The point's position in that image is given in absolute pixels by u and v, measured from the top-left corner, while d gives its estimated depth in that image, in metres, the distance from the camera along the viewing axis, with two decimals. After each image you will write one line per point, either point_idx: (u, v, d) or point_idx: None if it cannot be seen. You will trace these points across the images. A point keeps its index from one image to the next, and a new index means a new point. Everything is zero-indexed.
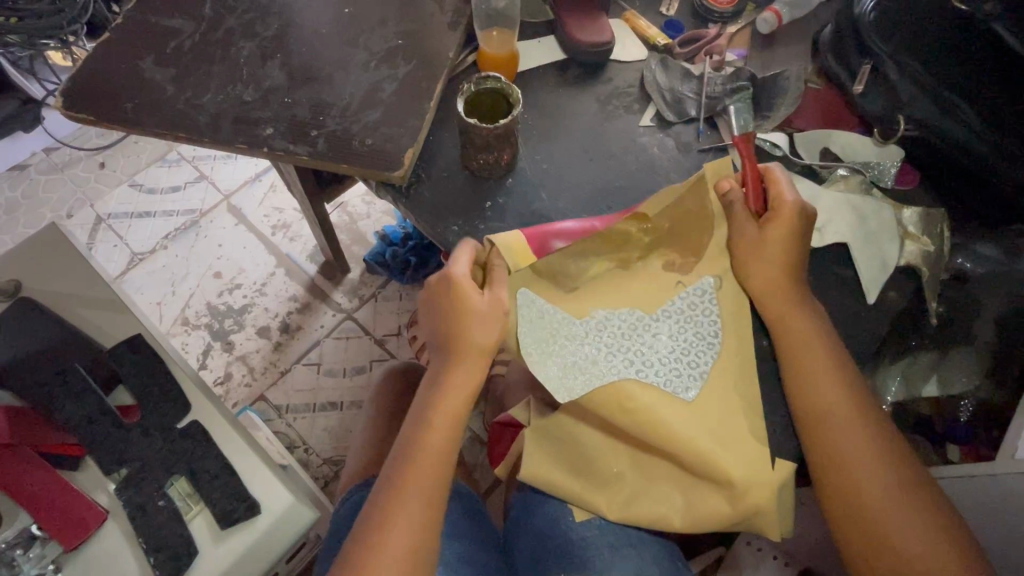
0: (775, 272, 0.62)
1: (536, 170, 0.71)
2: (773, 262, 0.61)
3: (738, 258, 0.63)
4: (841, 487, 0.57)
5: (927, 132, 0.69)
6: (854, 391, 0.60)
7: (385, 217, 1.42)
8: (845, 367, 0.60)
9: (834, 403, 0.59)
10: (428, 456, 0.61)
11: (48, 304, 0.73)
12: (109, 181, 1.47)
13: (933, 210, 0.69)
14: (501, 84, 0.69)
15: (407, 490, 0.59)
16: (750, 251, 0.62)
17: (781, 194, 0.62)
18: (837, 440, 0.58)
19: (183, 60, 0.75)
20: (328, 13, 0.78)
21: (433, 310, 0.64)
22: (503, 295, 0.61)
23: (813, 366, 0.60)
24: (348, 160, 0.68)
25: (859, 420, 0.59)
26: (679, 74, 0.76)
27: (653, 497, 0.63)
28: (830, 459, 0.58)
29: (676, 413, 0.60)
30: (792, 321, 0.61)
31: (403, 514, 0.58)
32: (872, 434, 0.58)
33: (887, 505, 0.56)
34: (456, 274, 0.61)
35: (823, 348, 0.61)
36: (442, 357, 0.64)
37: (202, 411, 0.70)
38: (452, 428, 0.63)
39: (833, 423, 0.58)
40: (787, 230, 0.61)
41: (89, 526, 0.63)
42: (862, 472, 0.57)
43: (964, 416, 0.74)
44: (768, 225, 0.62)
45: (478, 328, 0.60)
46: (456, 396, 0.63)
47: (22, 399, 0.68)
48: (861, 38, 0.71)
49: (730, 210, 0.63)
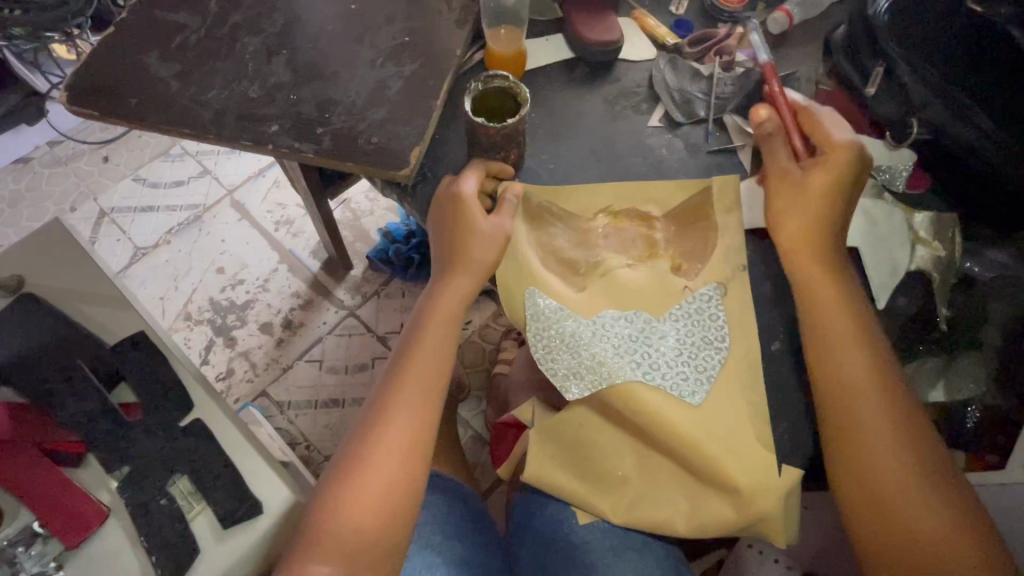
0: (811, 230, 0.62)
1: (543, 170, 0.70)
2: (810, 212, 0.62)
3: (775, 201, 0.64)
4: (872, 501, 0.56)
5: (938, 136, 0.67)
6: (889, 394, 0.58)
7: (388, 214, 1.42)
8: (878, 372, 0.59)
9: (861, 412, 0.57)
10: (422, 361, 0.61)
11: (50, 299, 0.72)
12: (112, 175, 1.47)
13: (943, 215, 0.68)
14: (509, 83, 0.67)
15: (402, 393, 0.59)
16: (790, 193, 0.63)
17: (834, 136, 0.63)
18: (862, 452, 0.57)
19: (187, 55, 0.74)
20: (334, 9, 0.78)
21: (434, 225, 0.64)
22: (507, 220, 0.62)
23: (840, 370, 0.58)
24: (353, 158, 0.67)
25: (885, 432, 0.57)
26: (689, 75, 0.75)
27: (657, 502, 0.63)
28: (855, 462, 0.57)
29: (684, 418, 0.59)
30: (820, 317, 0.60)
31: (398, 410, 0.59)
32: (899, 443, 0.56)
33: (912, 511, 0.55)
34: (465, 194, 0.61)
35: (848, 337, 0.59)
36: (439, 269, 0.63)
37: (205, 409, 0.69)
38: (446, 335, 0.62)
39: (860, 437, 0.57)
40: (832, 170, 0.62)
41: (90, 524, 0.62)
42: (888, 477, 0.56)
43: (969, 421, 0.73)
44: (814, 170, 0.63)
45: (478, 242, 0.61)
46: (450, 301, 0.62)
47: (23, 396, 0.68)
48: (873, 39, 0.69)
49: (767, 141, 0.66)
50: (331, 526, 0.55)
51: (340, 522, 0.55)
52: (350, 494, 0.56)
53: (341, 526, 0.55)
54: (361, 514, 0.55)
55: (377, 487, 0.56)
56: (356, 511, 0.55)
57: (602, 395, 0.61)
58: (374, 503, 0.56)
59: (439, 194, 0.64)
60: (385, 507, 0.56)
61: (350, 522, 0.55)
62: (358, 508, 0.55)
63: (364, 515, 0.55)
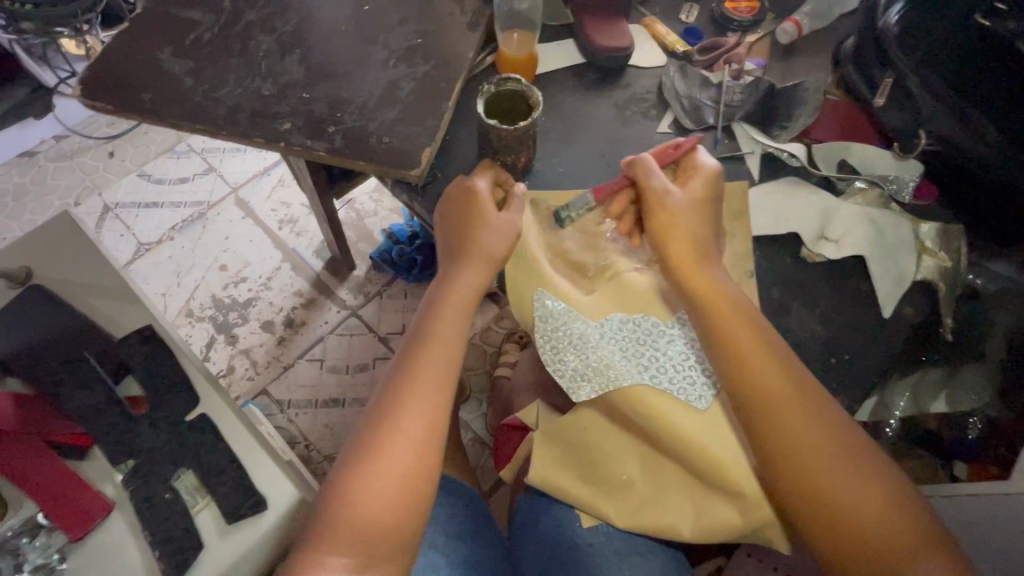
0: (692, 243, 0.61)
1: (552, 173, 0.71)
2: (689, 230, 0.61)
3: (658, 221, 0.62)
4: (824, 514, 0.52)
5: (947, 147, 0.67)
6: (836, 428, 0.54)
7: (392, 214, 1.42)
8: (800, 380, 0.56)
9: (794, 426, 0.54)
10: (437, 351, 0.60)
11: (58, 292, 0.73)
12: (118, 170, 1.47)
13: (951, 226, 0.68)
14: (522, 86, 0.67)
15: (416, 383, 0.59)
16: (670, 212, 0.61)
17: (701, 159, 0.64)
18: (804, 465, 0.53)
19: (201, 52, 0.75)
20: (346, 10, 0.78)
21: (442, 218, 0.64)
22: (516, 215, 0.63)
23: (771, 382, 0.56)
24: (365, 157, 0.68)
25: (822, 439, 0.54)
26: (698, 82, 0.76)
27: (661, 507, 0.62)
28: (812, 502, 0.53)
29: (694, 423, 0.60)
30: (735, 341, 0.57)
31: (413, 400, 0.58)
32: (837, 448, 0.53)
33: (871, 525, 0.51)
34: (482, 189, 0.62)
35: (773, 362, 0.56)
36: (449, 261, 0.63)
37: (211, 405, 0.69)
38: (459, 327, 0.62)
39: (792, 450, 0.54)
40: (708, 184, 0.63)
41: (94, 517, 0.62)
42: (856, 513, 0.51)
43: (972, 433, 0.74)
44: (690, 186, 0.63)
45: (489, 235, 0.61)
46: (464, 293, 0.62)
47: (31, 387, 0.68)
48: (884, 51, 0.70)
49: (643, 163, 0.62)
50: (348, 517, 0.54)
51: (355, 513, 0.54)
52: (363, 484, 0.55)
53: (356, 516, 0.54)
54: (377, 506, 0.54)
55: (394, 477, 0.55)
56: (370, 501, 0.54)
57: (610, 398, 0.61)
58: (390, 494, 0.55)
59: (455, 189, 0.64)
60: (404, 495, 0.55)
61: (367, 513, 0.54)
62: (374, 497, 0.54)
63: (378, 505, 0.54)
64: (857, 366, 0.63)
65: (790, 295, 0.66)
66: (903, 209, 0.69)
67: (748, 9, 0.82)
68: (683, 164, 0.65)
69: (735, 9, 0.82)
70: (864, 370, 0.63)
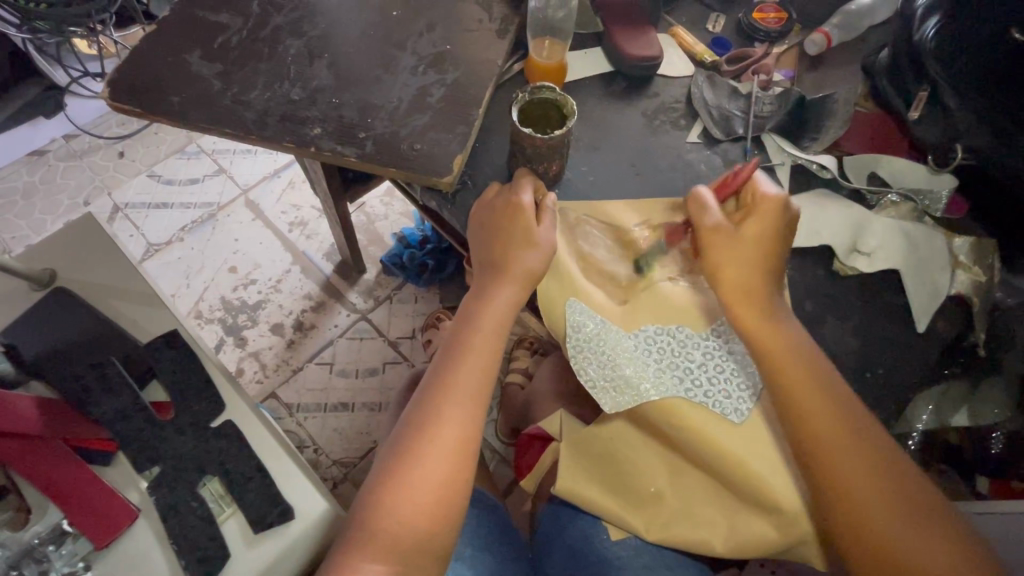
0: (750, 275, 0.60)
1: (582, 181, 0.70)
2: (745, 262, 0.60)
3: (709, 254, 0.62)
4: (852, 520, 0.52)
5: (983, 162, 0.67)
6: (864, 437, 0.55)
7: (403, 219, 1.41)
8: (830, 392, 0.57)
9: (820, 430, 0.55)
10: (473, 362, 0.60)
11: (82, 295, 0.72)
12: (128, 171, 1.47)
13: (984, 240, 0.68)
14: (557, 95, 0.67)
15: (452, 393, 0.58)
16: (726, 247, 0.61)
17: (763, 190, 0.62)
18: (831, 472, 0.54)
19: (229, 55, 0.75)
20: (374, 15, 0.78)
21: (479, 228, 0.64)
22: (550, 226, 0.63)
23: (806, 393, 0.56)
24: (394, 164, 0.68)
25: (852, 448, 0.54)
26: (726, 92, 0.76)
27: (692, 522, 0.61)
28: (846, 511, 0.53)
29: (730, 437, 0.59)
30: (762, 358, 0.59)
31: (449, 410, 0.57)
32: (868, 457, 0.54)
33: (896, 531, 0.51)
34: (521, 202, 0.62)
35: (807, 374, 0.57)
36: (485, 271, 0.63)
37: (236, 411, 0.68)
38: (495, 337, 0.61)
39: (818, 454, 0.55)
40: (772, 219, 0.60)
41: (120, 524, 0.61)
42: (886, 534, 0.51)
43: (994, 448, 0.73)
44: (747, 220, 0.61)
45: (527, 247, 0.61)
46: (501, 303, 0.61)
47: (56, 391, 0.68)
48: (919, 64, 0.70)
49: (698, 197, 0.63)
50: (383, 526, 0.53)
51: (392, 520, 0.53)
52: (399, 494, 0.54)
53: (393, 524, 0.53)
54: (412, 515, 0.53)
55: (429, 487, 0.55)
56: (404, 512, 0.53)
57: (643, 410, 0.61)
58: (426, 502, 0.54)
59: (493, 200, 0.64)
60: (439, 506, 0.54)
61: (404, 522, 0.53)
62: (410, 508, 0.54)
63: (414, 515, 0.54)
64: (891, 380, 0.63)
65: (824, 308, 0.66)
66: (936, 222, 0.69)
67: (775, 19, 0.82)
68: (744, 195, 0.63)
69: (763, 18, 0.82)
70: (897, 384, 0.63)
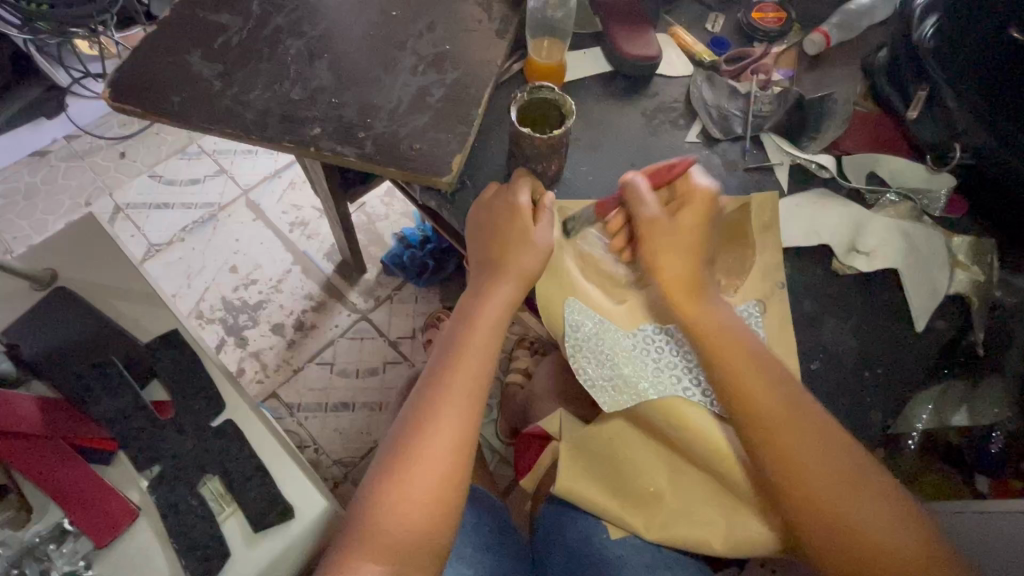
0: (687, 267, 0.61)
1: (581, 181, 0.71)
2: (682, 255, 0.61)
3: (646, 244, 0.62)
4: (824, 516, 0.51)
5: (982, 161, 0.66)
6: (824, 431, 0.54)
7: (404, 219, 1.41)
8: (785, 388, 0.56)
9: (780, 428, 0.54)
10: (472, 361, 0.60)
11: (83, 295, 0.72)
12: (129, 171, 1.47)
13: (983, 240, 0.68)
14: (556, 95, 0.67)
15: (449, 393, 0.58)
16: (663, 237, 0.61)
17: (695, 182, 0.62)
18: (796, 470, 0.53)
19: (230, 55, 0.75)
20: (374, 15, 0.78)
21: (477, 228, 0.64)
22: (549, 226, 0.63)
23: (759, 390, 0.56)
24: (393, 164, 0.68)
25: (814, 443, 0.53)
26: (726, 92, 0.76)
27: (691, 522, 0.62)
28: (816, 508, 0.52)
29: (730, 436, 0.59)
30: (721, 357, 0.58)
31: (447, 409, 0.58)
32: (831, 450, 0.53)
33: (868, 524, 0.51)
34: (519, 201, 0.62)
35: (760, 370, 0.57)
36: (483, 271, 0.63)
37: (237, 411, 0.69)
38: (492, 337, 0.61)
39: (782, 452, 0.54)
40: (699, 210, 0.61)
41: (121, 523, 0.62)
42: (856, 525, 0.51)
43: (993, 447, 0.72)
44: (681, 212, 0.61)
45: (526, 246, 0.61)
46: (498, 303, 0.61)
47: (57, 390, 0.68)
48: (919, 63, 0.70)
49: (632, 189, 0.62)
50: (383, 526, 0.53)
51: (391, 519, 0.53)
52: (397, 494, 0.54)
53: (393, 523, 0.53)
54: (411, 513, 0.54)
55: (428, 486, 0.55)
56: (403, 511, 0.54)
57: (642, 409, 0.61)
58: (425, 502, 0.54)
59: (491, 200, 0.64)
60: (437, 505, 0.55)
61: (404, 521, 0.53)
62: (410, 506, 0.54)
63: (414, 514, 0.54)
64: (890, 379, 0.63)
65: (823, 308, 0.66)
66: (934, 222, 0.70)
67: (775, 19, 0.82)
68: (675, 185, 0.63)
69: (762, 18, 0.82)
70: (895, 384, 0.63)
